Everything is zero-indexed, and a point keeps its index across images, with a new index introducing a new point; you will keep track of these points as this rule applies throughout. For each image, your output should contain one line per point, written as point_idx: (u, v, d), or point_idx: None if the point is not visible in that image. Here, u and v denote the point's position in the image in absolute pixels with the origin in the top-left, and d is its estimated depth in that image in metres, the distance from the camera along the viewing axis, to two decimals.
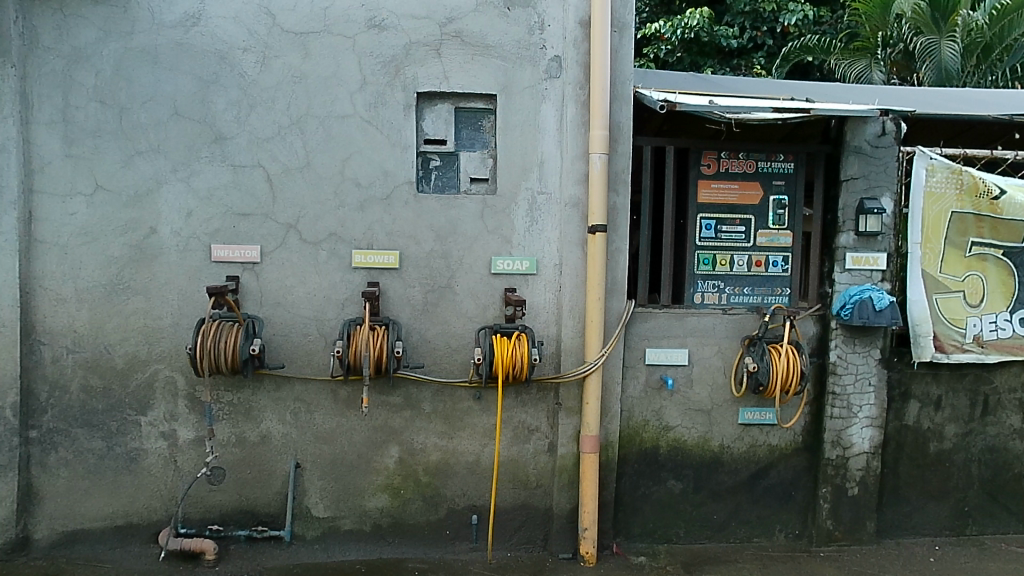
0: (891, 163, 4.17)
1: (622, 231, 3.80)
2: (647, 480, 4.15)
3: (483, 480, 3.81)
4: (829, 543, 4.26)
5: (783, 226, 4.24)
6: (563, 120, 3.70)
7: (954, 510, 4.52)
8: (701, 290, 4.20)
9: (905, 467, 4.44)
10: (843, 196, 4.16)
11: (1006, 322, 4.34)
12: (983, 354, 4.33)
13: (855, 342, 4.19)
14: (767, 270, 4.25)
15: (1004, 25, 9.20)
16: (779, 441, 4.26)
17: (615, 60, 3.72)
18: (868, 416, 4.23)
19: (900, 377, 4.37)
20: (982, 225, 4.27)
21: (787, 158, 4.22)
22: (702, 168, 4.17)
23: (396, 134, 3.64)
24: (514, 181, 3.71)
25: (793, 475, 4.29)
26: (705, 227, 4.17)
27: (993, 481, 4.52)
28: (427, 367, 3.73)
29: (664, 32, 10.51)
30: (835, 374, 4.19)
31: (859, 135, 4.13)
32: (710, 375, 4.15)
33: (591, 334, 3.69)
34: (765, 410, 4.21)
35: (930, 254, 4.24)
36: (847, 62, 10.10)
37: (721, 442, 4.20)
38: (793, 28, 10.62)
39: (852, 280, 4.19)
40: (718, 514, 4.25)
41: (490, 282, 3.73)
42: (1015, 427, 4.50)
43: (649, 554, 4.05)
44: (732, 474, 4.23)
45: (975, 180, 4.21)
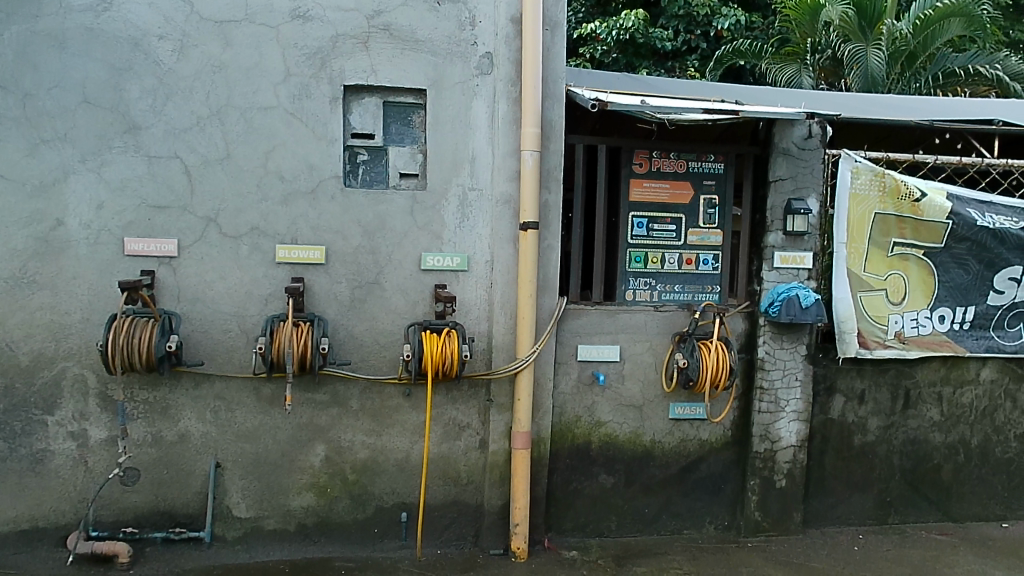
0: (817, 165, 4.29)
1: (554, 228, 3.82)
2: (580, 474, 4.19)
3: (413, 478, 3.79)
4: (756, 534, 4.37)
5: (713, 224, 4.32)
6: (495, 117, 3.70)
7: (877, 500, 4.68)
8: (633, 288, 4.25)
9: (831, 459, 4.58)
10: (771, 196, 4.26)
11: (926, 320, 4.53)
12: (905, 350, 4.51)
13: (783, 338, 4.31)
14: (698, 268, 4.33)
15: (929, 34, 9.80)
16: (709, 435, 4.35)
17: (547, 58, 3.74)
18: (795, 410, 4.35)
19: (825, 372, 4.52)
20: (904, 226, 4.44)
21: (717, 159, 4.30)
22: (634, 167, 4.21)
23: (322, 128, 3.58)
24: (444, 177, 3.69)
25: (722, 468, 4.39)
26: (637, 225, 4.22)
27: (914, 472, 4.70)
28: (355, 365, 3.68)
29: (600, 33, 10.61)
30: (763, 369, 4.30)
31: (787, 137, 4.24)
32: (641, 371, 4.20)
33: (523, 330, 3.70)
34: (695, 405, 4.29)
35: (854, 253, 4.39)
36: (777, 67, 10.53)
37: (653, 436, 4.26)
38: (726, 32, 10.88)
39: (780, 278, 4.30)
40: (649, 507, 4.31)
41: (419, 278, 3.70)
42: (934, 419, 4.69)
43: (581, 548, 4.09)
44: (663, 467, 4.30)
45: (897, 182, 4.39)
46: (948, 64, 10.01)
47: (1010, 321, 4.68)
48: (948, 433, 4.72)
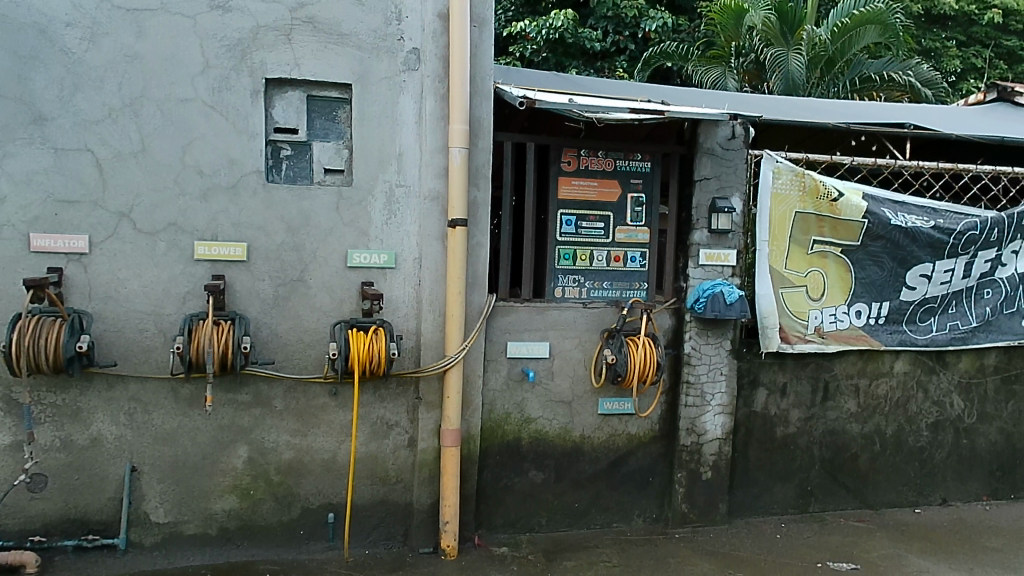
0: (740, 165, 4.41)
1: (483, 226, 3.82)
2: (510, 471, 4.21)
3: (340, 478, 3.74)
4: (683, 525, 4.47)
5: (640, 222, 4.39)
6: (422, 114, 3.68)
7: (798, 490, 4.84)
8: (562, 285, 4.29)
9: (754, 451, 4.72)
10: (696, 195, 4.36)
11: (844, 315, 4.71)
12: (824, 344, 4.68)
13: (708, 334, 4.41)
14: (626, 265, 4.40)
15: (845, 41, 10.29)
16: (637, 429, 4.42)
17: (474, 55, 3.74)
18: (720, 404, 4.46)
19: (749, 366, 4.66)
20: (824, 225, 4.60)
21: (644, 158, 4.37)
22: (563, 165, 4.24)
23: (243, 122, 3.50)
24: (371, 174, 3.65)
25: (650, 462, 4.47)
26: (566, 223, 4.26)
27: (833, 461, 4.88)
28: (279, 364, 3.61)
29: (529, 32, 10.65)
30: (689, 364, 4.39)
31: (712, 137, 4.34)
32: (571, 367, 4.24)
33: (451, 327, 3.70)
34: (623, 400, 4.35)
35: (776, 251, 4.54)
36: (701, 71, 10.74)
37: (582, 432, 4.31)
38: (654, 35, 11.09)
39: (705, 275, 4.40)
40: (579, 502, 4.36)
41: (346, 276, 3.66)
42: (851, 411, 4.88)
43: (511, 544, 4.11)
44: (592, 462, 4.35)
45: (816, 182, 4.54)
46: (865, 70, 10.38)
47: (921, 316, 4.90)
48: (865, 423, 4.92)
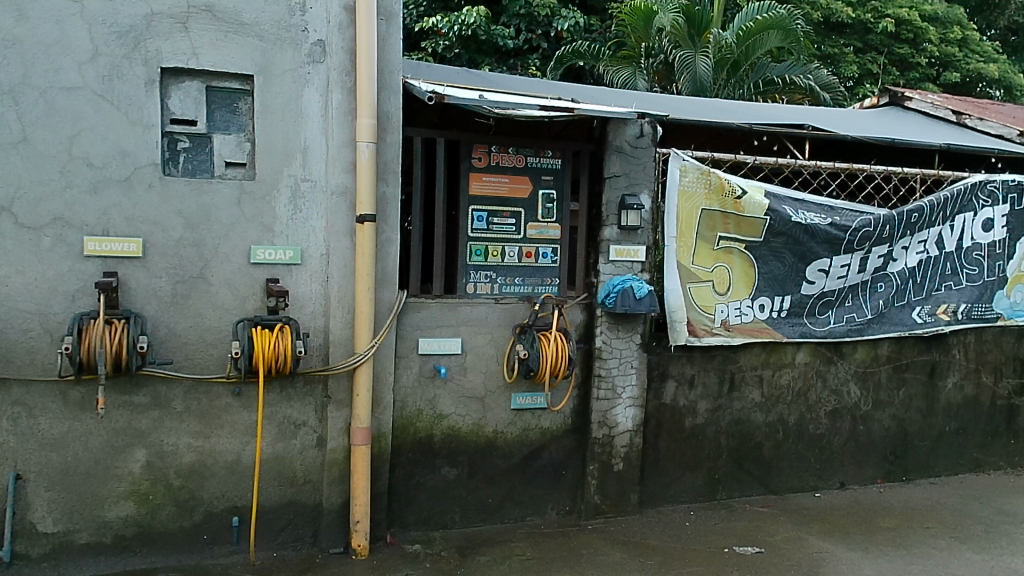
0: (648, 162, 4.51)
1: (392, 222, 3.79)
2: (423, 468, 4.19)
3: (245, 480, 3.64)
4: (596, 516, 4.55)
5: (551, 219, 4.44)
6: (329, 108, 3.62)
7: (706, 478, 4.99)
8: (474, 281, 4.29)
9: (664, 442, 4.84)
10: (606, 191, 4.44)
11: (748, 308, 4.91)
12: (729, 337, 4.86)
13: (618, 328, 4.50)
14: (537, 261, 4.44)
15: (749, 45, 10.66)
16: (550, 423, 4.48)
17: (382, 49, 3.71)
18: (630, 396, 4.56)
19: (658, 359, 4.78)
20: (728, 221, 4.78)
21: (555, 155, 4.41)
22: (473, 161, 4.25)
23: (136, 112, 3.36)
24: (275, 168, 3.57)
25: (562, 455, 4.53)
26: (477, 219, 4.26)
27: (738, 450, 5.06)
28: (178, 364, 3.48)
29: (442, 27, 10.60)
30: (601, 358, 4.47)
31: (621, 135, 4.42)
32: (483, 362, 4.26)
33: (361, 324, 3.67)
34: (536, 394, 4.40)
35: (684, 247, 4.68)
36: (613, 69, 11.00)
37: (495, 427, 4.33)
38: (566, 34, 11.23)
39: (615, 270, 4.49)
40: (493, 497, 4.38)
41: (249, 272, 3.56)
42: (755, 401, 5.06)
43: (424, 541, 4.10)
44: (505, 457, 4.38)
45: (721, 181, 4.71)
46: (768, 73, 10.89)
47: (820, 309, 5.14)
48: (768, 412, 5.12)
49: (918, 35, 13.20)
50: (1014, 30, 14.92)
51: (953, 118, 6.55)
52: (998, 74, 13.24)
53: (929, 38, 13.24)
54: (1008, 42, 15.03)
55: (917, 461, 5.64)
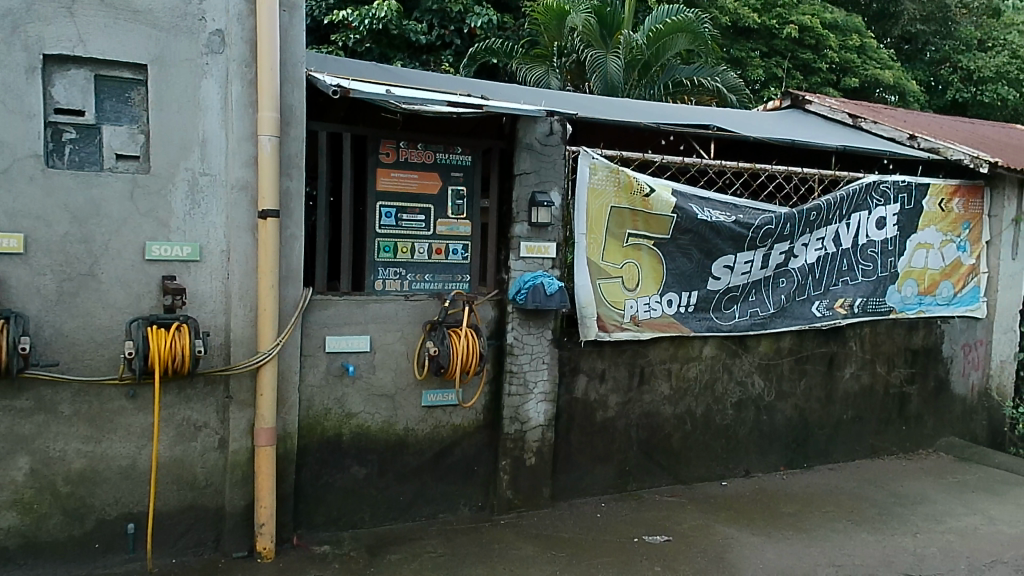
0: (558, 160, 4.57)
1: (297, 217, 3.73)
2: (331, 468, 4.13)
3: (140, 485, 3.50)
4: (508, 511, 4.58)
5: (461, 215, 4.44)
6: (228, 100, 3.53)
7: (617, 470, 5.09)
8: (383, 277, 4.25)
9: (576, 435, 4.91)
10: (516, 188, 4.47)
11: (657, 303, 5.04)
12: (638, 331, 4.98)
13: (529, 324, 4.54)
14: (448, 258, 4.44)
15: (659, 47, 10.94)
16: (461, 420, 4.48)
17: (285, 41, 3.63)
18: (542, 391, 4.62)
19: (570, 354, 4.85)
20: (637, 218, 4.90)
21: (465, 151, 4.41)
22: (381, 156, 4.20)
23: (16, 101, 3.19)
24: (170, 160, 3.44)
25: (475, 451, 4.54)
26: (385, 215, 4.22)
27: (648, 442, 5.19)
28: (65, 366, 3.32)
29: (352, 21, 10.58)
30: (513, 354, 4.51)
31: (531, 133, 4.46)
32: (393, 360, 4.23)
33: (264, 322, 3.59)
34: (446, 391, 4.40)
35: (594, 244, 4.77)
36: (526, 67, 11.02)
37: (406, 425, 4.31)
38: (479, 31, 11.29)
39: (526, 266, 4.52)
40: (404, 495, 4.35)
41: (143, 269, 3.42)
42: (664, 393, 5.20)
43: (332, 542, 4.04)
44: (416, 455, 4.36)
45: (630, 179, 4.82)
46: (677, 74, 11.20)
47: (726, 304, 5.32)
48: (677, 404, 5.26)
49: (821, 41, 13.65)
50: (907, 39, 15.74)
51: (849, 121, 6.89)
52: (893, 81, 13.88)
53: (830, 45, 13.69)
54: (903, 51, 15.86)
55: (817, 448, 5.91)
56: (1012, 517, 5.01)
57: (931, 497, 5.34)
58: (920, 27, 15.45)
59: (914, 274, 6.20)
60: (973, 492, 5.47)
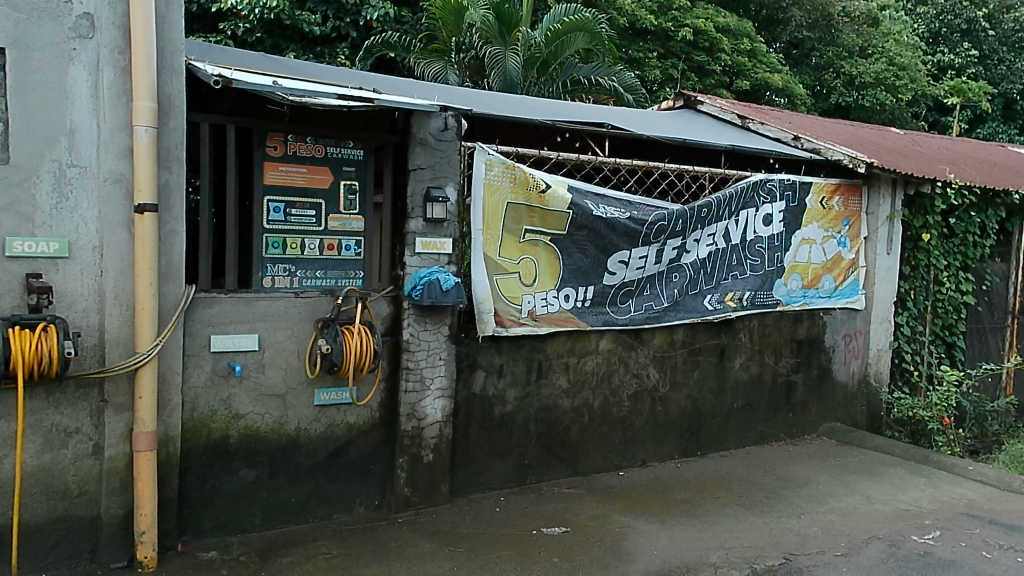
0: (453, 156, 4.56)
1: (177, 212, 3.58)
2: (218, 471, 3.99)
3: (4, 496, 3.29)
4: (405, 509, 4.55)
5: (354, 211, 4.37)
6: (99, 87, 3.35)
7: (516, 464, 5.12)
8: (271, 274, 4.15)
9: (474, 431, 4.92)
10: (411, 184, 4.43)
11: (554, 298, 5.12)
12: (536, 326, 5.05)
13: (426, 320, 4.52)
14: (340, 254, 4.36)
15: (558, 45, 11.08)
16: (356, 418, 4.42)
17: (161, 27, 3.48)
18: (439, 388, 4.60)
19: (467, 350, 4.85)
20: (533, 214, 4.96)
21: (356, 146, 4.34)
22: (268, 150, 4.09)
23: None
24: (33, 151, 3.24)
25: (370, 450, 4.48)
26: (273, 210, 4.11)
27: (547, 435, 5.24)
28: None
29: (241, 10, 10.45)
30: (409, 350, 4.48)
31: (425, 128, 4.44)
32: (283, 358, 4.13)
33: (142, 322, 3.44)
34: (340, 389, 4.33)
35: (490, 239, 4.80)
36: (424, 62, 11.09)
37: (297, 425, 4.21)
38: (376, 23, 11.22)
39: (422, 262, 4.49)
40: (297, 497, 4.25)
41: (4, 267, 3.21)
42: (562, 387, 5.28)
43: (220, 548, 3.91)
44: (309, 455, 4.27)
45: (525, 175, 4.88)
46: (576, 73, 11.35)
47: (621, 298, 5.46)
48: (574, 398, 5.35)
49: (714, 44, 14.17)
50: (794, 44, 16.51)
51: (738, 121, 7.18)
52: (781, 84, 14.50)
53: (723, 48, 14.21)
54: (791, 55, 16.64)
55: (709, 436, 6.14)
56: (887, 496, 5.35)
57: (814, 480, 5.64)
58: (806, 34, 16.34)
59: (798, 269, 6.55)
60: (852, 474, 5.81)
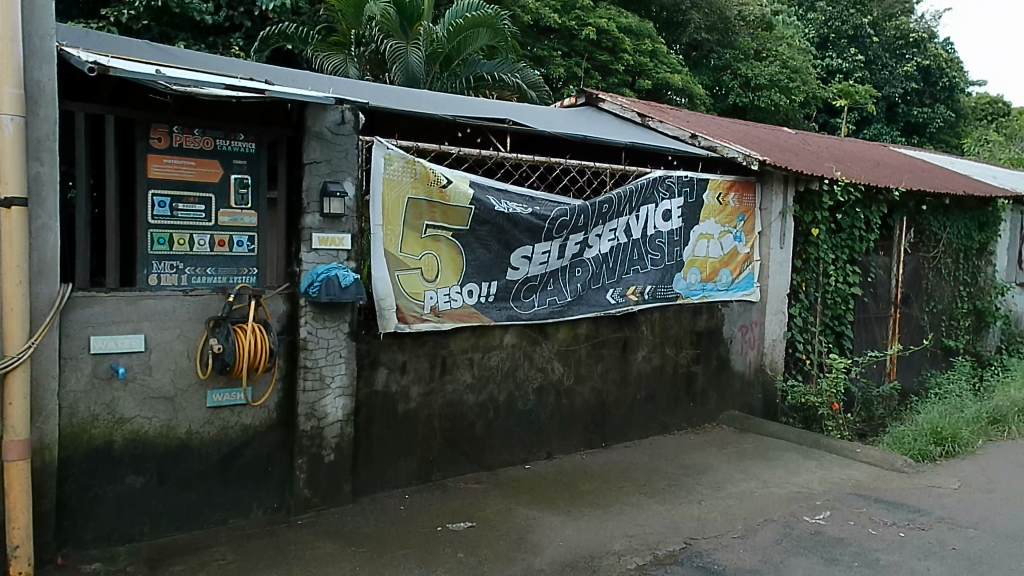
0: (351, 150, 4.48)
1: (49, 206, 3.39)
2: (102, 479, 3.81)
3: None
4: (306, 510, 4.46)
5: (247, 206, 4.23)
6: None
7: (421, 461, 5.08)
8: (157, 272, 3.97)
9: (377, 429, 4.85)
10: (307, 178, 4.33)
11: (457, 294, 5.12)
12: (439, 322, 5.03)
13: (324, 318, 4.43)
14: (232, 250, 4.22)
15: (460, 41, 10.96)
16: (252, 420, 4.29)
17: (28, 10, 3.28)
18: (340, 386, 4.52)
19: (368, 347, 4.78)
20: (435, 210, 4.94)
21: (248, 138, 4.20)
22: (152, 142, 3.91)
23: None
24: None
25: (267, 451, 4.36)
26: (159, 205, 3.94)
27: (452, 431, 5.23)
28: None
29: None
30: (306, 348, 4.38)
31: (320, 122, 4.33)
32: (172, 360, 3.97)
33: (10, 323, 3.25)
34: (234, 391, 4.19)
35: (391, 235, 4.74)
36: (322, 55, 10.88)
37: (188, 428, 4.05)
38: (271, 14, 11.08)
39: (319, 259, 4.40)
40: (189, 503, 4.10)
41: None
42: (466, 382, 5.27)
43: (105, 559, 3.72)
44: (202, 458, 4.12)
45: (426, 170, 4.85)
46: (478, 69, 11.33)
47: (524, 293, 5.50)
48: (479, 393, 5.36)
49: (616, 44, 14.48)
50: (693, 46, 17.01)
51: (638, 119, 7.35)
52: (681, 84, 14.93)
53: (625, 48, 14.53)
54: (690, 57, 17.13)
55: (614, 427, 6.27)
56: (781, 480, 5.61)
57: (714, 467, 5.85)
58: (705, 36, 16.76)
59: (697, 263, 6.76)
60: (750, 460, 6.05)
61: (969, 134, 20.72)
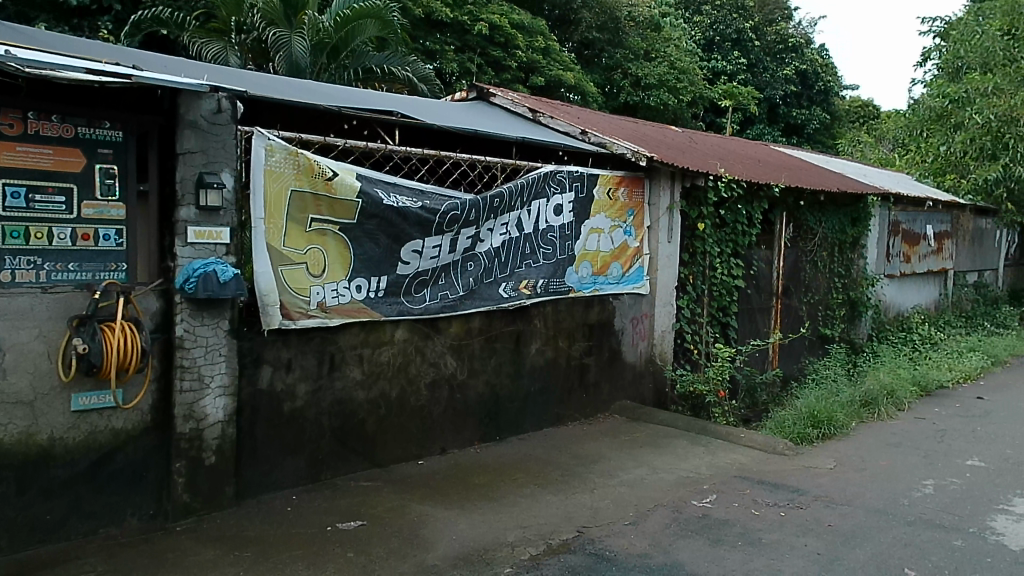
0: (228, 140, 4.31)
1: None
2: None
3: None
4: (185, 516, 4.27)
5: (113, 198, 4.00)
6: None
7: (310, 460, 4.95)
8: (11, 267, 3.66)
9: (262, 429, 4.69)
10: (180, 168, 4.13)
11: (345, 289, 5.02)
12: (326, 318, 4.91)
13: (202, 315, 4.25)
14: (97, 245, 3.96)
15: (347, 32, 10.76)
16: (124, 423, 4.07)
17: None
18: (220, 386, 4.35)
19: (251, 345, 4.61)
20: (320, 203, 4.82)
21: (114, 127, 3.97)
22: (2, 128, 3.63)
23: None
24: None
25: (141, 456, 4.14)
26: (11, 195, 3.64)
27: (342, 429, 5.11)
28: None
29: None
30: (183, 347, 4.19)
31: (195, 109, 4.15)
32: (31, 362, 3.72)
33: None
34: (102, 393, 3.97)
35: (273, 228, 4.60)
36: (200, 41, 10.45)
37: (51, 434, 3.80)
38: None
39: (195, 253, 4.21)
40: (52, 513, 3.84)
41: None
42: (356, 378, 5.17)
43: None
44: (67, 466, 3.87)
45: (310, 162, 4.73)
46: (367, 62, 11.24)
47: (415, 288, 5.46)
48: (370, 389, 5.27)
49: (509, 40, 14.57)
50: (586, 44, 17.18)
51: (530, 115, 7.42)
52: (574, 82, 15.17)
53: (518, 44, 14.63)
54: (583, 55, 17.21)
55: (507, 420, 6.31)
56: (670, 466, 5.80)
57: (606, 456, 5.98)
58: (596, 35, 16.94)
59: (588, 257, 6.90)
60: (641, 448, 6.22)
61: (842, 134, 22.01)
